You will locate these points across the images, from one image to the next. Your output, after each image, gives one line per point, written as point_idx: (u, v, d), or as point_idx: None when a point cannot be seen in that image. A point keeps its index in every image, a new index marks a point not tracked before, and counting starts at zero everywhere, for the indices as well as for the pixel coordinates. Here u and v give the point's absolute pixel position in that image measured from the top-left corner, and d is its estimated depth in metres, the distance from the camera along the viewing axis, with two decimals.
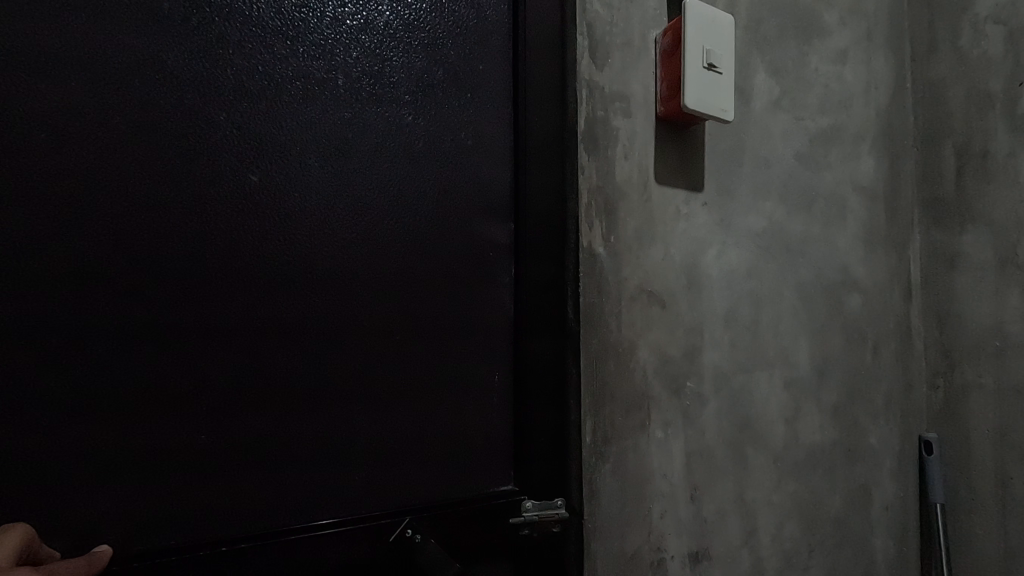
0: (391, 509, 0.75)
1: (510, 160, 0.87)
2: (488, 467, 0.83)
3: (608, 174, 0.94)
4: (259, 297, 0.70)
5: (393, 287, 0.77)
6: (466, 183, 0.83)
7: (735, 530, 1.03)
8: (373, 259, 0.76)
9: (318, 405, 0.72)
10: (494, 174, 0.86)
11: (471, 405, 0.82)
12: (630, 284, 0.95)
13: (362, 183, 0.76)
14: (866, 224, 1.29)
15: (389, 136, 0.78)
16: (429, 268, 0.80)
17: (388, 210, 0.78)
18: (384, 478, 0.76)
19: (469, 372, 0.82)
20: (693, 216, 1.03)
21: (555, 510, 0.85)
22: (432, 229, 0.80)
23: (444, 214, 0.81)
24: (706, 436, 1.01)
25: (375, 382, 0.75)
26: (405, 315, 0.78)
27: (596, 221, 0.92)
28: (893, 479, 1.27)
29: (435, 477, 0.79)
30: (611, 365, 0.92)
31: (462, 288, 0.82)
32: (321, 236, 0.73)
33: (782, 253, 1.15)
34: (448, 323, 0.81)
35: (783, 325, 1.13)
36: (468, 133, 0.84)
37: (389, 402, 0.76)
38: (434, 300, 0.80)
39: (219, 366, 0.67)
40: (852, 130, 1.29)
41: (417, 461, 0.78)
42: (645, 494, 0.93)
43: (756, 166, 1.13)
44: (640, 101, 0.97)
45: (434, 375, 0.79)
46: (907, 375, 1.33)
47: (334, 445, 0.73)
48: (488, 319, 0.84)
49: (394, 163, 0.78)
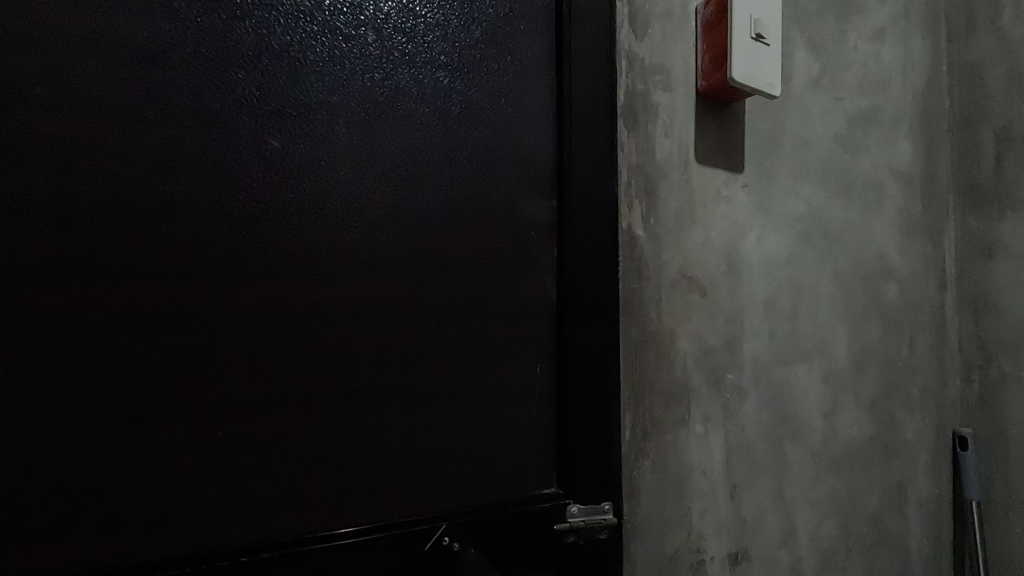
0: (426, 514, 0.69)
1: (550, 132, 0.81)
2: (528, 467, 0.77)
3: (647, 151, 0.88)
4: (283, 277, 0.63)
5: (428, 268, 0.71)
6: (503, 156, 0.77)
7: (774, 530, 0.98)
8: (407, 238, 0.70)
9: (347, 396, 0.66)
10: (533, 145, 0.79)
11: (511, 397, 0.76)
12: (669, 269, 0.89)
13: (393, 153, 0.70)
14: (901, 210, 1.23)
15: (422, 101, 0.72)
16: (465, 250, 0.74)
17: (422, 184, 0.71)
18: (417, 479, 0.70)
19: (507, 362, 0.76)
20: (733, 199, 0.97)
21: (603, 514, 0.79)
22: (469, 206, 0.74)
23: (481, 188, 0.75)
24: (745, 431, 0.96)
25: (410, 372, 0.70)
26: (442, 299, 0.72)
27: (635, 202, 0.87)
28: (927, 476, 1.23)
29: (471, 477, 0.73)
30: (651, 355, 0.86)
31: (502, 269, 0.76)
32: (349, 212, 0.67)
33: (820, 239, 1.09)
34: (488, 310, 0.75)
35: (821, 315, 1.08)
36: (507, 99, 0.77)
37: (423, 394, 0.70)
38: (472, 283, 0.74)
39: (242, 348, 0.61)
40: (889, 112, 1.23)
41: (454, 458, 0.72)
42: (684, 492, 0.88)
43: (796, 148, 1.07)
44: (680, 74, 0.92)
45: (471, 364, 0.73)
46: (942, 368, 1.28)
47: (366, 442, 0.67)
48: (528, 305, 0.78)
49: (427, 131, 0.72)
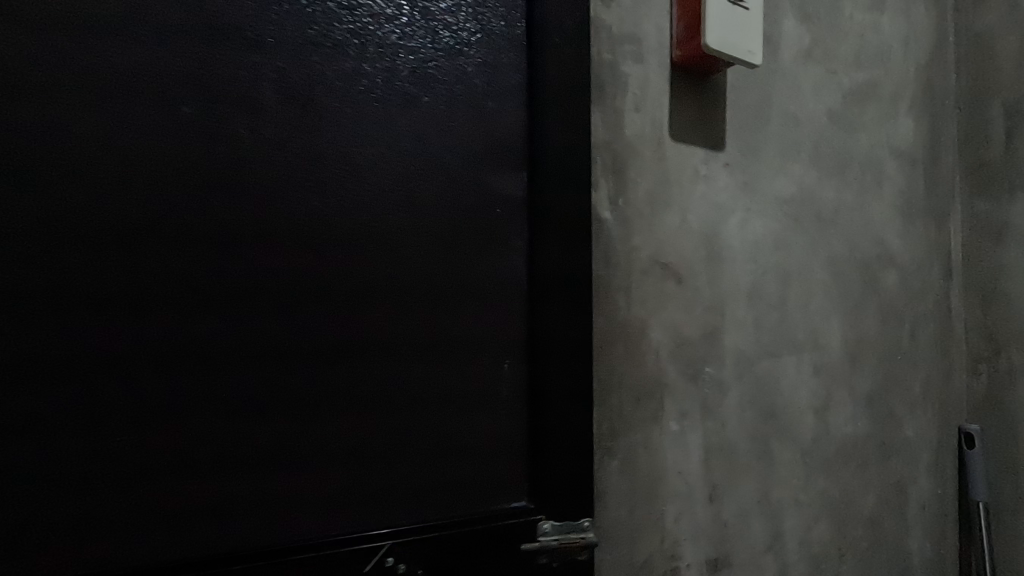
0: (371, 527, 0.61)
1: (519, 100, 0.73)
2: (492, 474, 0.70)
3: (616, 127, 0.81)
4: (201, 256, 0.55)
5: (376, 249, 0.63)
6: (465, 123, 0.69)
7: (758, 534, 0.91)
8: (350, 214, 0.62)
9: (279, 394, 0.57)
10: (500, 114, 0.72)
11: (474, 394, 0.68)
12: (640, 254, 0.83)
13: (335, 116, 0.61)
14: (902, 192, 1.15)
15: (369, 57, 0.64)
16: (421, 229, 0.66)
17: (373, 153, 0.63)
18: (362, 488, 0.61)
19: (468, 354, 0.68)
20: (713, 179, 0.90)
21: (581, 533, 0.72)
22: (424, 179, 0.66)
23: (438, 159, 0.67)
24: (726, 428, 0.89)
25: (356, 366, 0.61)
26: (393, 284, 0.64)
27: (602, 181, 0.80)
28: (929, 475, 1.15)
29: (425, 486, 0.65)
30: (620, 348, 0.80)
31: (462, 251, 0.68)
32: (283, 183, 0.58)
33: (812, 223, 1.01)
34: (447, 296, 0.67)
35: (813, 305, 1.00)
36: (468, 60, 0.70)
37: (371, 390, 0.62)
38: (428, 266, 0.66)
39: (160, 338, 0.53)
40: (890, 87, 1.15)
41: (412, 465, 0.64)
42: (657, 494, 0.82)
43: (785, 125, 0.99)
44: (653, 44, 0.85)
45: (427, 357, 0.65)
46: (946, 360, 1.20)
47: (310, 446, 0.59)
48: (492, 291, 0.70)
49: (375, 92, 0.64)
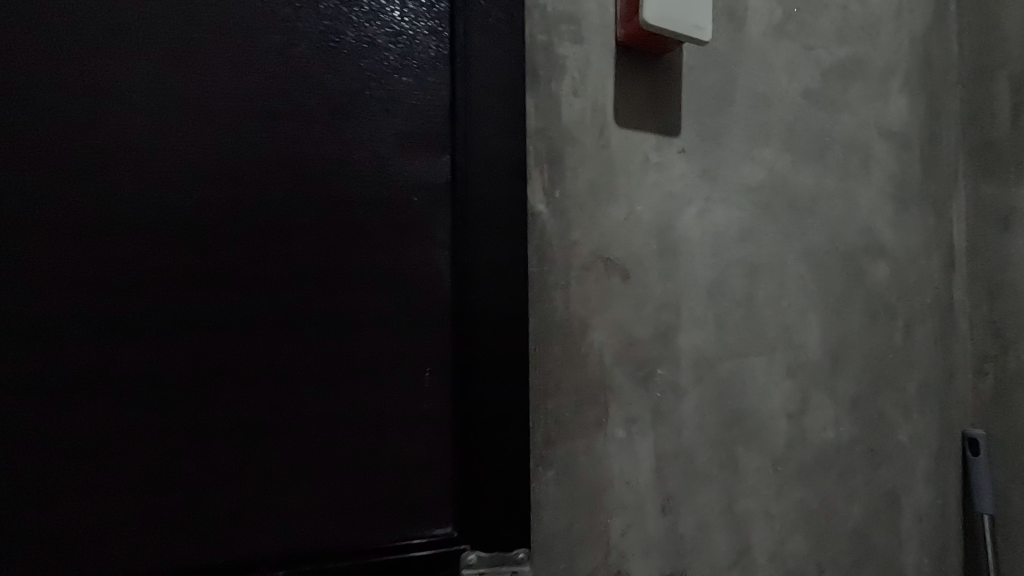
0: (267, 544, 0.55)
1: (445, 68, 0.65)
2: (417, 488, 0.62)
3: (551, 112, 0.76)
4: (63, 246, 0.50)
5: (271, 237, 0.57)
6: (384, 98, 0.62)
7: (721, 548, 0.85)
8: (240, 198, 0.56)
9: (156, 396, 0.52)
10: (423, 84, 0.64)
11: (393, 398, 0.61)
12: (581, 249, 0.77)
13: (220, 89, 0.55)
14: (895, 176, 1.06)
15: (261, 23, 0.57)
16: (325, 214, 0.59)
17: (268, 131, 0.57)
18: (256, 502, 0.55)
19: (386, 353, 0.61)
20: (667, 167, 0.84)
21: (512, 565, 0.64)
22: (330, 158, 0.59)
23: (346, 137, 0.60)
24: (683, 435, 0.83)
25: (247, 365, 0.55)
26: (292, 276, 0.57)
27: (536, 171, 0.75)
28: (927, 484, 1.06)
29: (334, 501, 0.58)
30: (557, 349, 0.75)
31: (377, 238, 0.61)
32: (159, 167, 0.53)
33: (788, 211, 0.93)
34: (358, 288, 0.60)
35: (787, 300, 0.92)
36: (383, 25, 0.62)
37: (266, 392, 0.56)
38: (334, 254, 0.59)
39: (28, 334, 0.49)
40: (879, 62, 1.05)
41: (319, 475, 0.57)
42: (600, 506, 0.77)
43: (754, 106, 0.91)
44: (594, 22, 0.79)
45: (334, 355, 0.59)
46: (948, 359, 1.10)
47: (192, 455, 0.53)
48: (415, 283, 0.62)
49: (268, 61, 0.57)
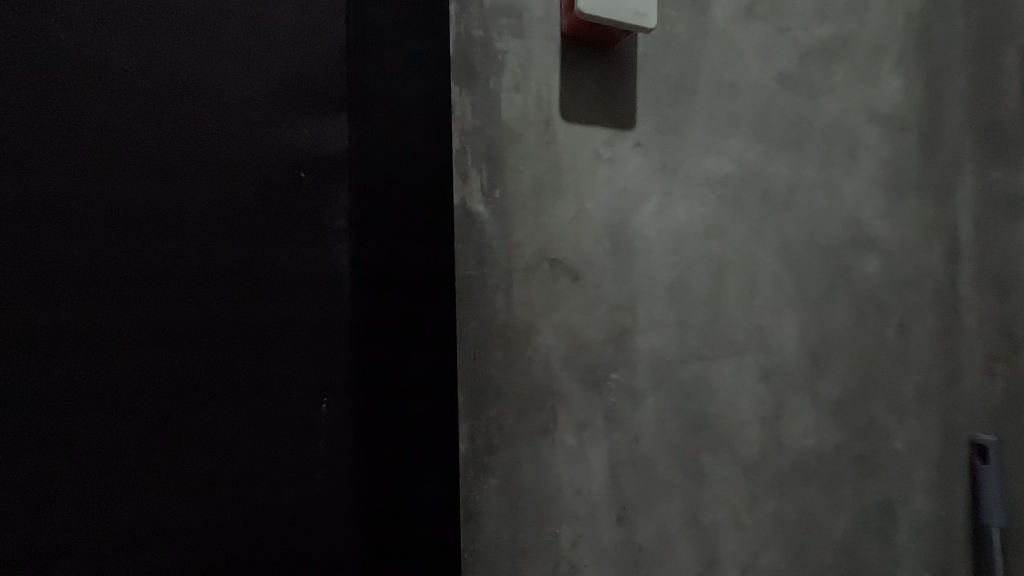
0: (168, 552, 0.59)
1: (336, 89, 0.68)
2: (319, 495, 0.65)
3: (490, 109, 0.74)
4: None
5: (161, 264, 0.60)
6: (271, 126, 0.65)
7: (685, 560, 0.81)
8: (127, 231, 0.58)
9: (49, 420, 0.55)
10: (314, 107, 0.67)
11: (294, 408, 0.65)
12: (524, 249, 0.75)
13: (99, 128, 0.58)
14: (887, 163, 0.98)
15: (141, 60, 0.59)
16: (218, 239, 0.62)
17: (149, 163, 0.60)
18: (152, 517, 0.59)
19: (283, 367, 0.64)
20: (620, 162, 0.80)
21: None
22: (220, 185, 0.62)
23: (236, 163, 0.63)
24: (641, 441, 0.79)
25: (138, 385, 0.58)
26: (185, 299, 0.61)
27: (473, 171, 0.73)
28: (928, 494, 0.98)
29: (234, 510, 0.62)
30: (498, 354, 0.73)
31: (273, 258, 0.64)
32: (42, 205, 0.56)
33: (759, 205, 0.88)
34: (255, 306, 0.63)
35: (759, 299, 0.87)
36: (269, 52, 0.65)
37: (158, 412, 0.59)
38: (230, 277, 0.62)
39: None
40: (868, 41, 0.98)
41: (212, 487, 0.61)
42: (548, 515, 0.74)
43: (719, 93, 0.86)
44: (536, 14, 0.76)
45: (231, 371, 0.62)
46: (954, 359, 1.02)
47: (79, 483, 0.56)
48: (314, 299, 0.66)
49: (151, 97, 0.60)
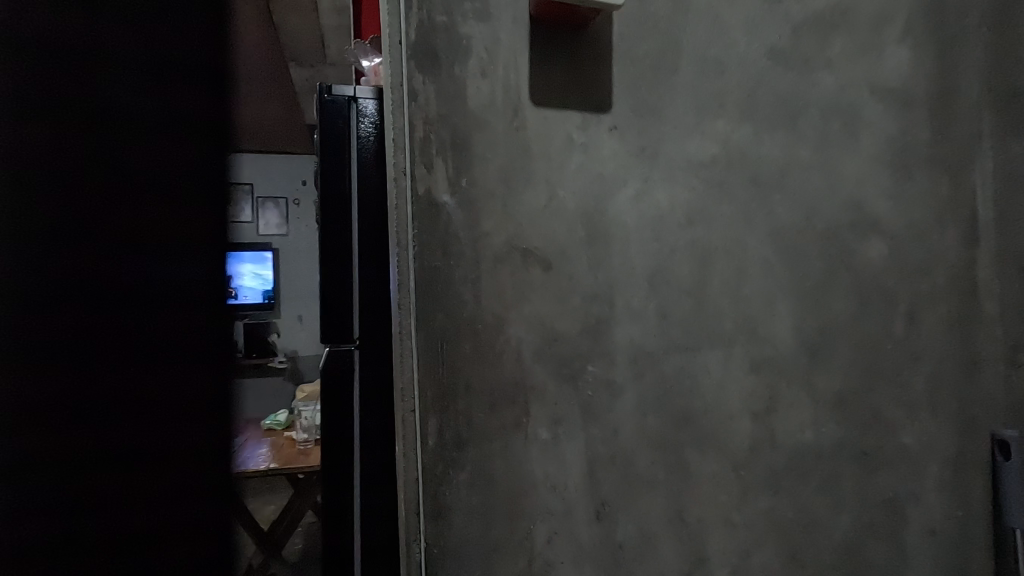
0: (150, 545, 0.75)
1: (191, 164, 0.79)
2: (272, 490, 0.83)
3: (454, 97, 0.72)
4: None
5: (112, 327, 0.73)
6: (115, 203, 0.73)
7: (670, 560, 0.78)
8: (100, 302, 0.72)
9: (34, 455, 0.69)
10: (152, 183, 0.76)
11: (199, 435, 0.78)
12: (493, 239, 0.73)
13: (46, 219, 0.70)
14: (894, 139, 0.91)
15: (29, 154, 0.69)
16: (93, 306, 0.72)
17: (119, 246, 0.73)
18: (140, 518, 0.75)
19: (184, 401, 0.77)
20: (594, 147, 0.77)
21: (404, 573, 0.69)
22: (89, 261, 0.72)
23: (88, 240, 0.72)
24: (620, 436, 0.76)
25: (120, 422, 0.73)
26: (94, 356, 0.72)
27: (438, 161, 0.71)
28: (944, 493, 0.91)
29: (194, 511, 0.78)
30: (466, 346, 0.71)
31: (156, 313, 0.75)
32: (23, 286, 0.68)
33: (747, 188, 0.83)
34: (132, 359, 0.73)
35: (748, 287, 0.82)
36: (122, 137, 0.74)
37: (136, 442, 0.74)
38: (108, 333, 0.73)
39: None
40: (871, 10, 0.91)
41: (163, 498, 0.76)
42: (520, 511, 0.72)
43: (703, 72, 0.82)
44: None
45: (102, 417, 0.72)
46: (973, 348, 0.94)
47: (69, 501, 0.71)
48: (201, 344, 0.78)
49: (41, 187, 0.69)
